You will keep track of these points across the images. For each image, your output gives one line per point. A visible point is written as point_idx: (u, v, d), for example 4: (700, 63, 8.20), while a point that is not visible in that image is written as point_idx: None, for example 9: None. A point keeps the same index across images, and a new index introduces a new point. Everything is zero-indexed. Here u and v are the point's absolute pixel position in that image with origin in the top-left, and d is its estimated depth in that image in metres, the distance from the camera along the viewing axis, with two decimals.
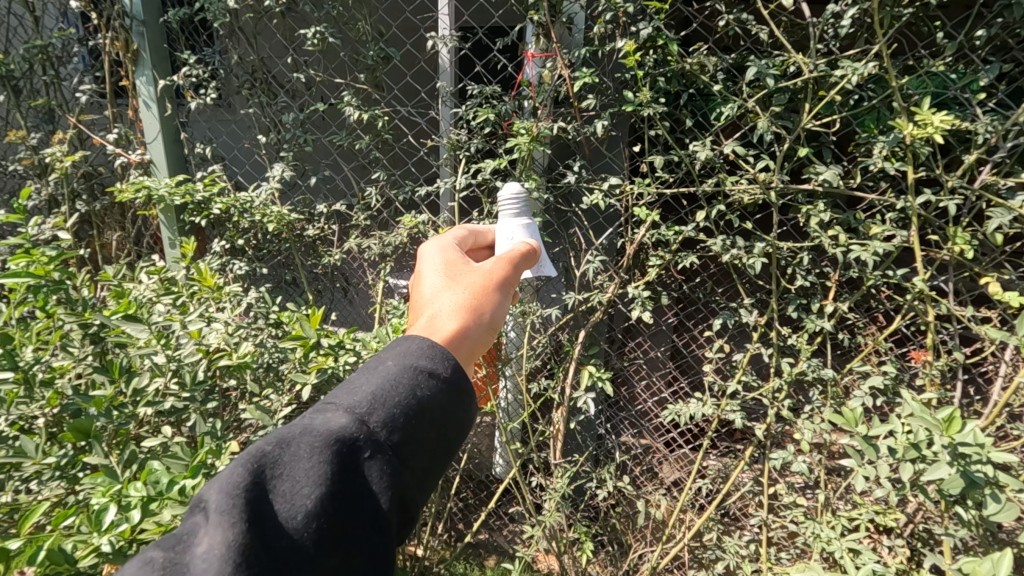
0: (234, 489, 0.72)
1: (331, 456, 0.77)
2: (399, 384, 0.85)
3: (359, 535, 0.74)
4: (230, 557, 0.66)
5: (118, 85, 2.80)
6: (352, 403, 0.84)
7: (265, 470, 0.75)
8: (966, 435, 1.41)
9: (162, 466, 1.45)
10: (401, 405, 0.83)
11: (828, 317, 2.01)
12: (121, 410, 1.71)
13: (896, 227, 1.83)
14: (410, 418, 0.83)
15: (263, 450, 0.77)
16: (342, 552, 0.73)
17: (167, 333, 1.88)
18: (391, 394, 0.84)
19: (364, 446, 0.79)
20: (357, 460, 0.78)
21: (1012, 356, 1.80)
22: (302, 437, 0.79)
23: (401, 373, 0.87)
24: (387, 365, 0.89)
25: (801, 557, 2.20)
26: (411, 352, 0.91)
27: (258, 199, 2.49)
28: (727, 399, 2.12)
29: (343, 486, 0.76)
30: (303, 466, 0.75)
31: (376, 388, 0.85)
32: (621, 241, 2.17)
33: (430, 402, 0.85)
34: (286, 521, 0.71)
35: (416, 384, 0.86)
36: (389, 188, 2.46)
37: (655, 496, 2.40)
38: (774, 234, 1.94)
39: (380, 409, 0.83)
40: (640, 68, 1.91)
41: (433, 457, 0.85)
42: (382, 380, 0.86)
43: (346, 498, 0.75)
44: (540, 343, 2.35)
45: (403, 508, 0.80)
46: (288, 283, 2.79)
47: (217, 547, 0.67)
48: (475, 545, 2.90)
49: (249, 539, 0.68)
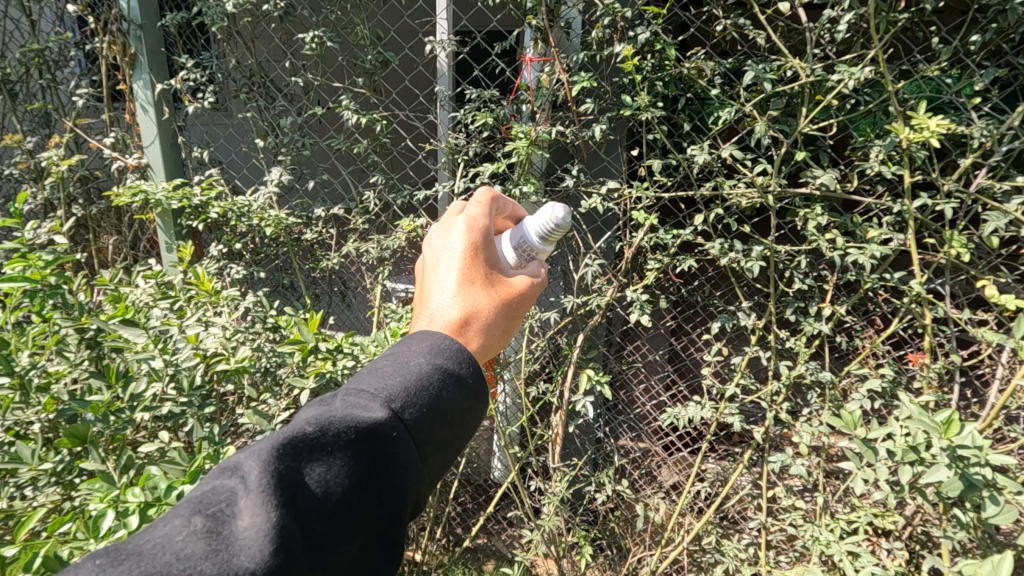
0: (270, 472, 0.71)
1: (365, 447, 0.77)
2: (431, 380, 0.85)
3: (378, 526, 0.76)
4: (268, 542, 0.66)
5: (115, 88, 2.80)
6: (383, 393, 0.83)
7: (298, 454, 0.74)
8: (965, 438, 1.41)
9: (160, 471, 1.45)
10: (431, 402, 0.84)
11: (826, 320, 2.01)
12: (118, 415, 1.69)
13: (894, 230, 1.84)
14: (435, 417, 0.84)
15: (301, 430, 0.76)
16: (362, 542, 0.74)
17: (165, 337, 1.88)
18: (421, 389, 0.84)
19: (395, 440, 0.79)
20: (388, 452, 0.79)
21: (1009, 358, 1.81)
22: (335, 424, 0.78)
23: (431, 368, 0.87)
24: (418, 358, 0.88)
25: (800, 560, 2.20)
26: (441, 347, 0.91)
27: (256, 203, 2.49)
28: (725, 402, 2.12)
29: (370, 478, 0.76)
30: (340, 454, 0.75)
31: (408, 380, 0.85)
32: (620, 245, 2.17)
33: (454, 403, 0.87)
34: (318, 510, 0.72)
35: (444, 382, 0.87)
36: (388, 192, 2.46)
37: (655, 500, 2.39)
38: (772, 237, 1.96)
39: (413, 404, 0.83)
40: (638, 72, 1.91)
41: (444, 455, 0.87)
42: (412, 372, 0.86)
43: (375, 489, 0.76)
44: (539, 347, 2.35)
45: (416, 501, 0.82)
46: (286, 287, 2.79)
47: (255, 533, 0.66)
48: (474, 549, 2.91)
49: (284, 528, 0.68)
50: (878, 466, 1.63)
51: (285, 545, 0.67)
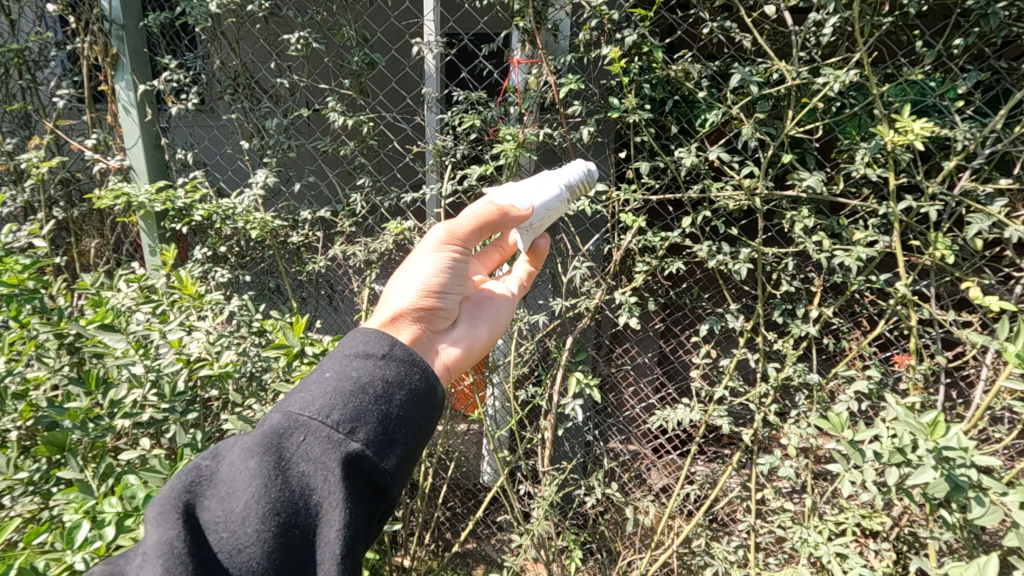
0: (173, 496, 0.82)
1: (265, 448, 0.85)
2: (334, 373, 0.92)
3: (303, 511, 0.82)
4: (162, 554, 0.75)
5: (97, 89, 2.76)
6: (290, 399, 0.91)
7: (204, 474, 0.85)
8: (950, 439, 1.42)
9: (140, 479, 1.41)
10: (333, 392, 0.89)
11: (814, 322, 2.02)
12: (98, 423, 1.65)
13: (879, 232, 1.85)
14: (347, 400, 0.89)
15: (204, 461, 0.87)
16: (285, 530, 0.81)
17: (146, 342, 1.85)
18: (328, 381, 0.91)
19: (297, 433, 0.86)
20: (294, 446, 0.85)
21: (993, 359, 1.82)
22: (239, 439, 0.88)
23: (336, 363, 0.94)
24: (325, 359, 0.96)
25: (789, 562, 2.20)
26: (347, 344, 0.98)
27: (241, 206, 2.45)
28: (714, 404, 2.12)
29: (278, 474, 0.83)
30: (240, 464, 0.84)
31: (314, 380, 0.92)
32: (608, 247, 2.16)
33: (364, 383, 0.91)
34: (224, 513, 0.80)
35: (350, 367, 0.93)
36: (375, 194, 2.44)
37: (644, 502, 2.38)
38: (759, 240, 1.96)
39: (313, 399, 0.89)
40: (625, 75, 1.92)
41: (384, 431, 0.89)
42: (319, 373, 0.93)
43: (285, 483, 0.83)
44: (528, 350, 2.35)
45: (355, 481, 0.85)
46: (272, 291, 2.75)
47: (156, 544, 0.77)
48: (463, 554, 2.85)
49: (186, 533, 0.78)
50: (865, 467, 1.64)
51: (186, 547, 0.76)
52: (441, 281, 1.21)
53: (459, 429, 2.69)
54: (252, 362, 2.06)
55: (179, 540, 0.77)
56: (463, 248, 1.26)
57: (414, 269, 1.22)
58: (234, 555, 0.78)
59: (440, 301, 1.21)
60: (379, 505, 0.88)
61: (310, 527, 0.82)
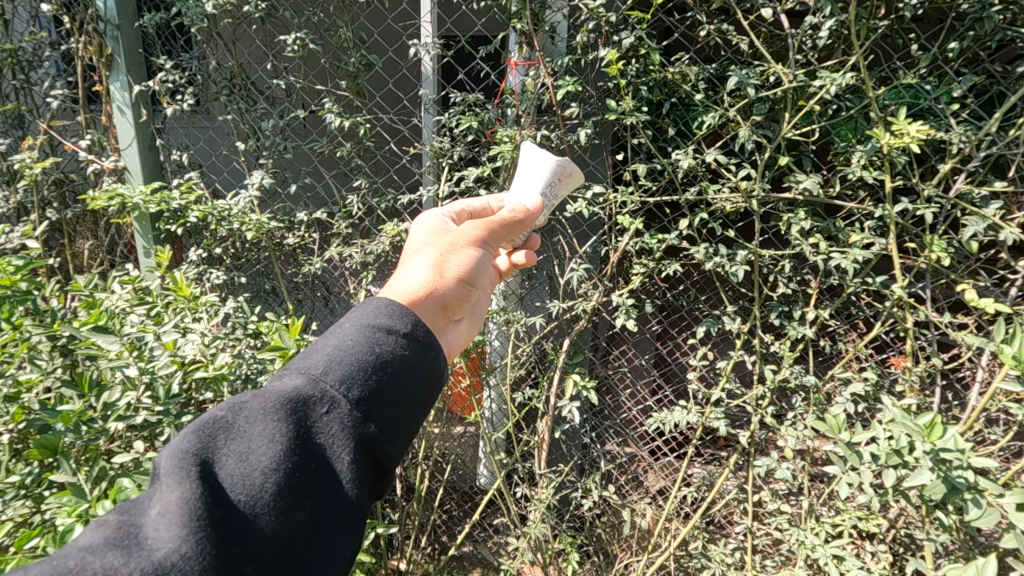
0: (185, 453, 0.76)
1: (286, 414, 0.80)
2: (359, 342, 0.88)
3: (318, 484, 0.78)
4: (180, 516, 0.70)
5: (92, 90, 2.74)
6: (308, 365, 0.87)
7: (218, 433, 0.79)
8: (948, 441, 1.42)
9: (134, 483, 1.40)
10: (357, 363, 0.86)
11: (810, 324, 2.02)
12: (91, 425, 1.63)
13: (875, 235, 1.85)
14: (372, 373, 0.85)
15: (217, 416, 0.81)
16: (300, 502, 0.76)
17: (140, 345, 1.84)
18: (350, 351, 0.87)
19: (319, 402, 0.82)
20: (314, 415, 0.81)
21: (989, 361, 1.83)
22: (255, 401, 0.82)
23: (357, 333, 0.90)
24: (345, 327, 0.91)
25: (786, 564, 2.20)
26: (369, 312, 0.94)
27: (237, 207, 2.44)
28: (711, 406, 2.12)
29: (298, 442, 0.79)
30: (258, 427, 0.79)
31: (335, 347, 0.88)
32: (605, 249, 2.17)
33: (389, 358, 0.88)
34: (242, 477, 0.75)
35: (373, 339, 0.89)
36: (371, 196, 2.43)
37: (641, 505, 2.38)
38: (755, 242, 1.96)
39: (336, 368, 0.85)
40: (622, 77, 1.92)
41: (400, 412, 0.86)
42: (339, 341, 0.89)
43: (305, 453, 0.78)
44: (524, 352, 2.34)
45: (368, 458, 0.82)
46: (267, 293, 2.74)
47: (170, 504, 0.71)
48: (460, 557, 2.83)
49: (203, 494, 0.72)
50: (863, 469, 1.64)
51: (204, 509, 0.71)
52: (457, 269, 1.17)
53: (456, 432, 2.69)
54: (248, 365, 2.04)
55: (196, 501, 0.71)
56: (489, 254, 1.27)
57: (447, 252, 1.17)
58: (249, 522, 0.73)
59: (463, 289, 1.15)
60: (381, 485, 0.86)
61: (325, 500, 0.78)
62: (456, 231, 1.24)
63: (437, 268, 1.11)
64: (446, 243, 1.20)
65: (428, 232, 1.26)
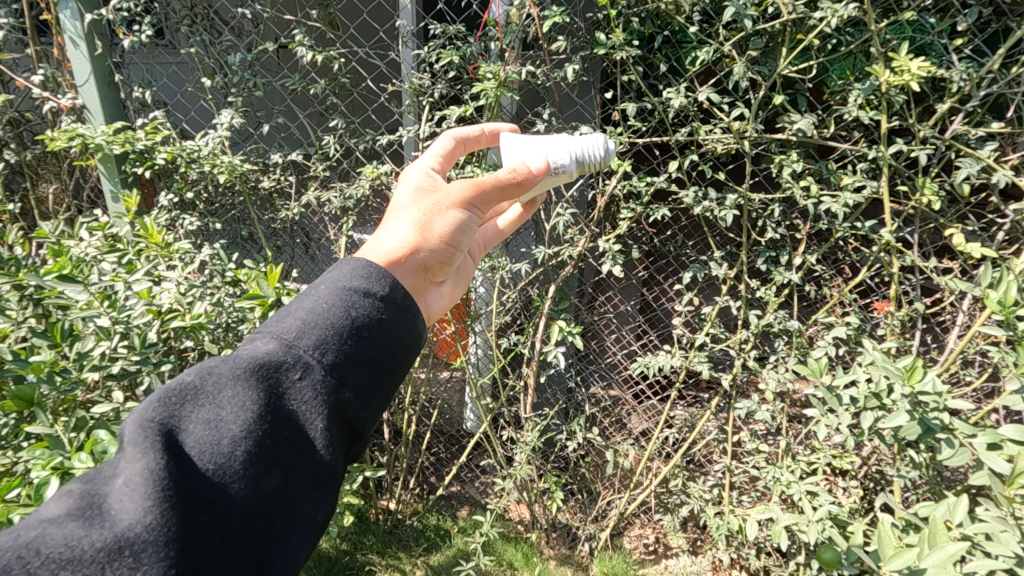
0: (149, 422, 0.72)
1: (256, 381, 0.77)
2: (333, 305, 0.84)
3: (290, 451, 0.76)
4: (146, 486, 0.66)
5: (40, 19, 2.52)
6: (281, 328, 0.83)
7: (185, 399, 0.76)
8: (926, 384, 1.44)
9: (111, 434, 1.38)
10: (331, 327, 0.82)
11: (796, 269, 2.01)
12: (65, 377, 1.59)
13: (867, 178, 1.81)
14: (347, 339, 0.82)
15: (185, 382, 0.78)
16: (270, 471, 0.74)
17: (112, 294, 1.77)
18: (323, 316, 0.83)
19: (293, 368, 0.79)
20: (288, 381, 0.78)
21: (970, 305, 1.85)
22: (223, 366, 0.79)
23: (332, 295, 0.86)
24: (321, 290, 0.87)
25: (760, 500, 2.32)
26: (345, 274, 0.89)
27: (206, 148, 2.31)
28: (695, 351, 2.17)
29: (271, 411, 0.76)
30: (228, 394, 0.76)
31: (308, 311, 0.84)
32: (592, 193, 2.10)
33: (366, 321, 0.84)
34: (209, 445, 0.72)
35: (350, 304, 0.85)
36: (349, 137, 2.32)
37: (625, 447, 2.45)
38: (746, 185, 1.92)
39: (310, 333, 0.82)
40: (612, 8, 1.80)
41: (375, 376, 0.84)
42: (314, 303, 0.85)
43: (277, 418, 0.76)
44: (510, 298, 2.32)
45: (341, 424, 0.80)
46: (244, 239, 2.65)
47: (135, 474, 0.68)
48: (448, 496, 2.92)
49: (169, 465, 0.69)
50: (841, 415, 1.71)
51: (170, 480, 0.68)
52: (437, 220, 1.10)
53: (442, 376, 2.69)
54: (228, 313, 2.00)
55: (163, 471, 0.68)
56: (478, 212, 1.20)
57: (428, 210, 1.11)
58: (217, 492, 0.70)
59: (447, 251, 1.10)
60: (356, 449, 0.84)
61: (296, 466, 0.75)
62: (441, 189, 1.16)
63: (424, 228, 1.06)
64: (432, 204, 1.13)
65: (417, 187, 1.20)
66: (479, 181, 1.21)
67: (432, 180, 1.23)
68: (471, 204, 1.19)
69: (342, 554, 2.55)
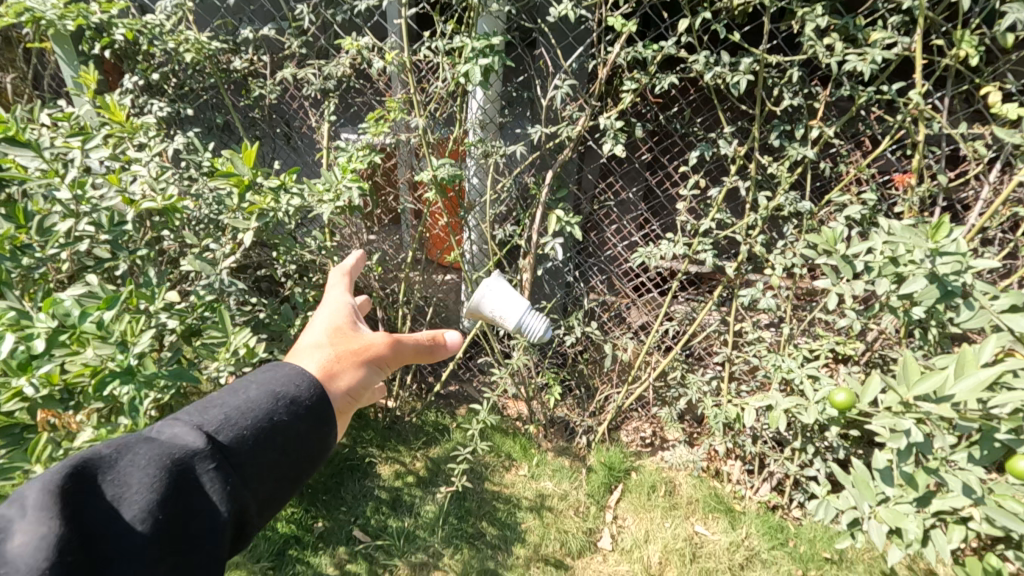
0: (42, 486, 0.61)
1: (168, 469, 0.69)
2: (254, 409, 0.80)
3: (197, 517, 0.68)
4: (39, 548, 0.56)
5: None
6: (201, 418, 0.77)
7: (88, 477, 0.66)
8: (951, 245, 1.35)
9: (73, 301, 1.32)
10: (252, 426, 0.78)
11: (812, 144, 1.86)
12: (29, 254, 1.49)
13: (899, 33, 1.63)
14: (259, 438, 0.77)
15: (93, 456, 0.68)
16: (185, 505, 0.68)
17: (72, 171, 1.63)
18: (249, 414, 0.79)
19: (207, 457, 0.72)
20: (199, 469, 0.71)
21: (997, 177, 1.72)
22: (142, 446, 0.71)
23: (258, 395, 0.81)
24: (248, 392, 0.82)
25: (759, 389, 2.31)
26: (274, 378, 0.85)
27: (167, 21, 2.09)
28: (700, 238, 2.07)
29: (179, 499, 0.68)
30: (138, 474, 0.68)
31: (233, 409, 0.79)
32: (593, 63, 1.92)
33: (284, 427, 0.80)
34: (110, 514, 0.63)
35: (274, 409, 0.81)
36: (324, 6, 2.10)
37: (624, 340, 2.42)
38: (763, 47, 1.73)
39: (231, 427, 0.77)
40: None
41: (283, 475, 0.79)
42: (238, 397, 0.81)
43: (186, 510, 0.68)
44: (505, 186, 2.20)
45: (248, 515, 0.74)
46: (221, 129, 2.48)
47: (20, 536, 0.57)
48: (446, 395, 2.93)
49: (62, 522, 0.59)
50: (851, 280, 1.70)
51: (61, 540, 0.58)
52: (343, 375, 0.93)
53: (438, 279, 2.67)
54: (205, 203, 1.94)
55: (55, 534, 0.58)
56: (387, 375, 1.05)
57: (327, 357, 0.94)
58: (117, 546, 0.61)
59: (345, 400, 0.93)
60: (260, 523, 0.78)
61: (202, 531, 0.67)
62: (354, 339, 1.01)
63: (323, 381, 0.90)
64: (342, 349, 0.97)
65: (326, 324, 1.02)
66: (397, 335, 1.07)
67: (346, 318, 1.06)
68: (382, 363, 1.03)
69: (346, 449, 2.55)
